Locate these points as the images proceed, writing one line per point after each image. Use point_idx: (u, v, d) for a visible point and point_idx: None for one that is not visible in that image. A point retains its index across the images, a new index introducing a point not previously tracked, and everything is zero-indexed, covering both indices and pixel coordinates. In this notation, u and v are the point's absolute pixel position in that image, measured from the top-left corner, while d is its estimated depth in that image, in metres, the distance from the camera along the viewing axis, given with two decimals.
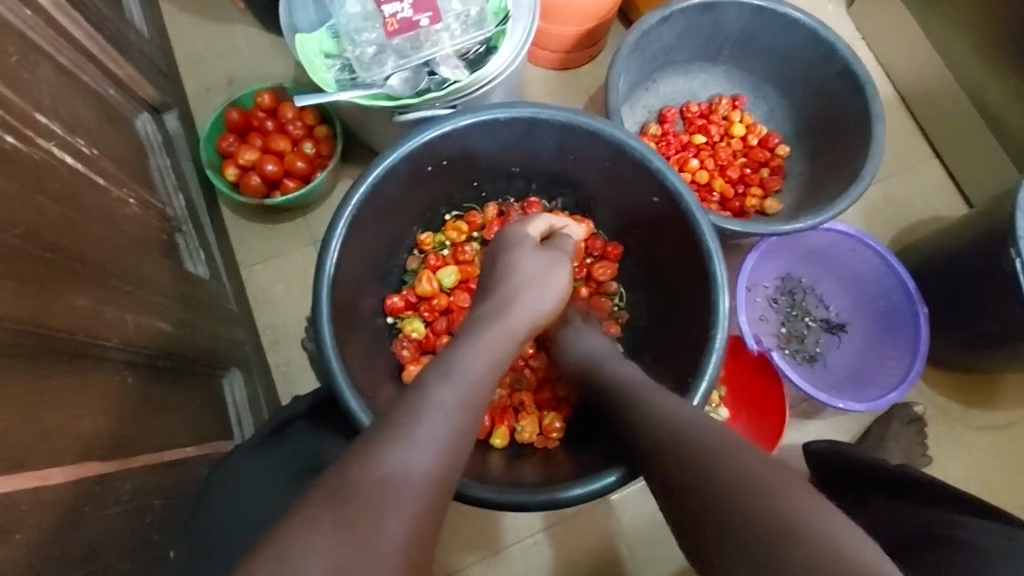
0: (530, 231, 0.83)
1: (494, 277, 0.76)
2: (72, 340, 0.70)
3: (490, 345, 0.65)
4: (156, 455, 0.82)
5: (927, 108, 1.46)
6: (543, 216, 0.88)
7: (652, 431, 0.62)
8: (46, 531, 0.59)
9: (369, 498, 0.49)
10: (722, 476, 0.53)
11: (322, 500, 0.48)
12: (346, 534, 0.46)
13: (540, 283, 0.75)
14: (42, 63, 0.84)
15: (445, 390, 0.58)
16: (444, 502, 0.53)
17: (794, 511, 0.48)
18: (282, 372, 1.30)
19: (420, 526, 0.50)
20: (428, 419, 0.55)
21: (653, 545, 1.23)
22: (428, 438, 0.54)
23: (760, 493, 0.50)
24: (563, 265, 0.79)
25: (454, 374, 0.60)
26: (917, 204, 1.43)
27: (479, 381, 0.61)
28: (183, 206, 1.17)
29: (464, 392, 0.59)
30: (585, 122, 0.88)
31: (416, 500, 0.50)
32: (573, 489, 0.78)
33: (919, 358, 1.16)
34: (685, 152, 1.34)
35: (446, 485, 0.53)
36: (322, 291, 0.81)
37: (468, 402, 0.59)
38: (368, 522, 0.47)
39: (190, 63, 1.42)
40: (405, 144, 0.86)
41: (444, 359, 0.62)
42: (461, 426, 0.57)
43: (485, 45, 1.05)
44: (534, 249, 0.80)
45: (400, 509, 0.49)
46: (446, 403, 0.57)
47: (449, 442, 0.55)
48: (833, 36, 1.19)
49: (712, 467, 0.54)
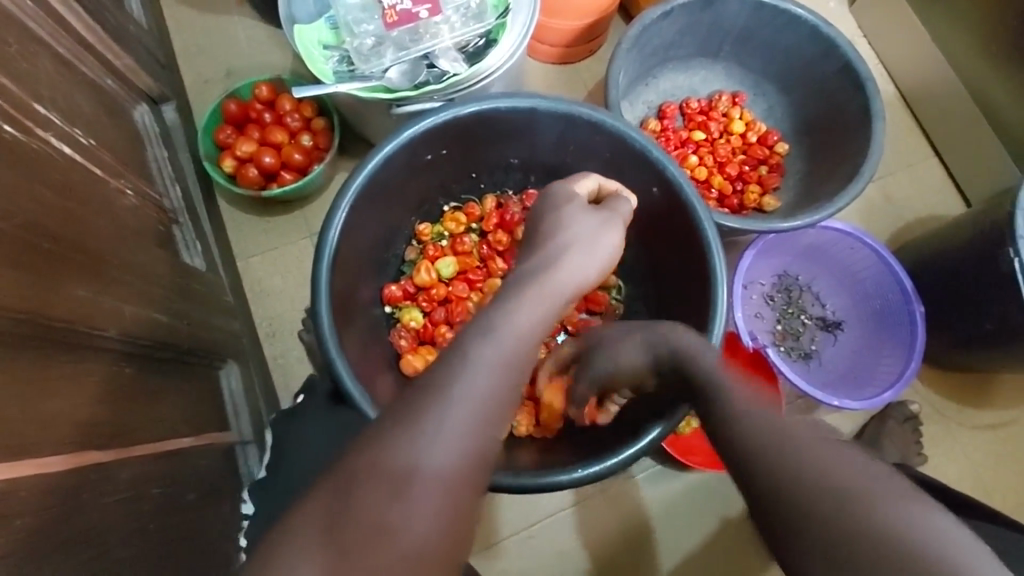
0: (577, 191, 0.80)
1: (538, 238, 0.73)
2: (72, 330, 0.70)
3: (529, 306, 0.62)
4: (153, 445, 0.82)
5: (927, 105, 1.45)
6: (594, 175, 0.84)
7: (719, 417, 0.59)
8: (47, 519, 0.60)
9: (401, 467, 0.49)
10: (803, 468, 0.49)
11: (354, 468, 0.50)
12: (378, 502, 0.48)
13: (580, 246, 0.71)
14: (41, 53, 0.84)
15: (481, 351, 0.56)
16: (482, 472, 0.52)
17: (891, 518, 0.45)
18: (278, 365, 1.31)
19: (454, 496, 0.50)
20: (463, 380, 0.54)
21: (647, 540, 1.23)
22: (464, 401, 0.53)
23: (844, 493, 0.47)
24: (616, 234, 0.75)
25: (493, 338, 0.57)
26: (916, 202, 1.43)
27: (519, 339, 0.59)
28: (180, 197, 1.17)
29: (503, 356, 0.57)
30: (585, 114, 0.88)
31: (450, 470, 0.50)
32: (572, 472, 0.80)
33: (915, 357, 1.16)
34: (684, 148, 1.34)
35: (484, 455, 0.52)
36: (319, 280, 0.80)
37: (507, 367, 0.56)
38: (399, 491, 0.48)
39: (188, 55, 1.42)
40: (404, 133, 0.86)
41: (483, 319, 0.60)
42: (500, 392, 0.55)
43: (484, 38, 1.05)
44: (581, 209, 0.76)
45: (434, 481, 0.49)
46: (482, 363, 0.55)
47: (488, 405, 0.54)
48: (834, 32, 1.19)
49: (795, 463, 0.50)
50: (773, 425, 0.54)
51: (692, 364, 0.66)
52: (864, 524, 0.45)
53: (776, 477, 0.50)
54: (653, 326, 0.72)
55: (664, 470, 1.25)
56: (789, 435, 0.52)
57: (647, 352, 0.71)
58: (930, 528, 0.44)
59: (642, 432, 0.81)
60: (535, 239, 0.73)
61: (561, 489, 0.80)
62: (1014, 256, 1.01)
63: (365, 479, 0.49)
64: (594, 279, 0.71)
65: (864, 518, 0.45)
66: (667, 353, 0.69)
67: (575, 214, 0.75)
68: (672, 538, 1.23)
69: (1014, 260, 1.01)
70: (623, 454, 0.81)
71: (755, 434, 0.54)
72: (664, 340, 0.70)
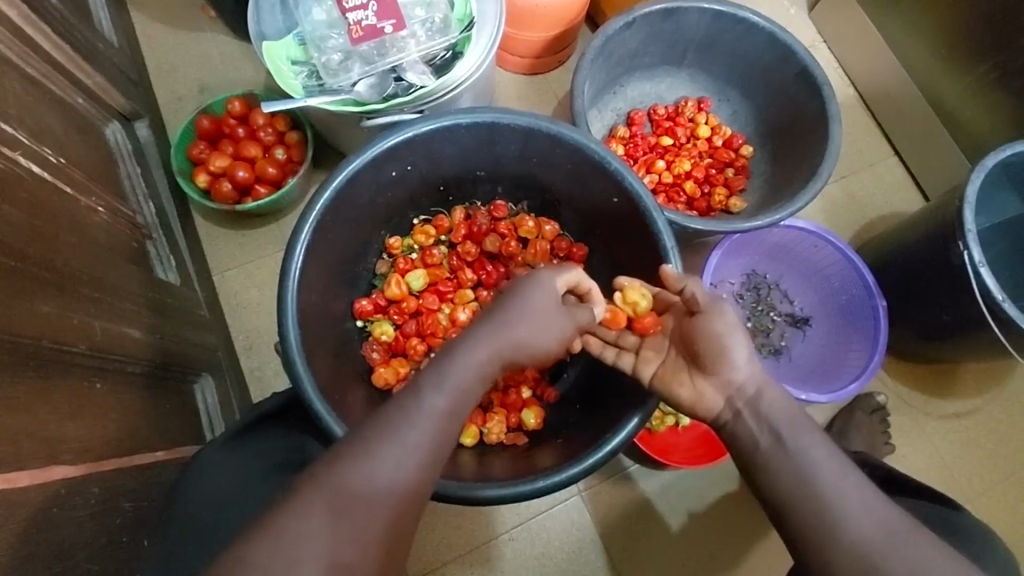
0: (559, 281, 0.75)
1: (501, 304, 0.71)
2: (38, 346, 0.71)
3: (483, 360, 0.66)
4: (124, 459, 0.83)
5: (885, 106, 1.51)
6: (577, 270, 0.79)
7: (754, 454, 0.68)
8: (14, 534, 0.60)
9: (356, 490, 0.57)
10: (803, 483, 0.63)
11: (321, 487, 0.56)
12: (334, 524, 0.55)
13: (545, 312, 0.72)
14: (8, 73, 0.85)
15: (435, 396, 0.63)
16: (423, 497, 0.61)
17: (863, 524, 0.60)
18: (255, 377, 1.31)
19: (399, 519, 0.58)
20: (417, 421, 0.61)
21: (626, 538, 1.24)
22: (416, 440, 0.61)
23: (828, 506, 0.61)
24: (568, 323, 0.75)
25: (446, 382, 0.64)
26: (878, 199, 1.47)
27: (468, 390, 0.65)
28: (154, 213, 1.18)
29: (450, 398, 0.64)
30: (545, 127, 0.91)
31: (394, 496, 0.58)
32: (534, 482, 0.80)
33: (879, 348, 1.19)
34: (652, 153, 1.38)
35: (427, 480, 0.61)
36: (287, 294, 0.82)
37: (452, 408, 0.64)
38: (350, 517, 0.56)
39: (161, 73, 1.43)
40: (369, 150, 0.88)
41: (433, 362, 0.66)
42: (444, 431, 0.63)
43: (450, 51, 1.08)
44: (551, 298, 0.73)
45: (383, 501, 0.58)
46: (434, 409, 0.62)
47: (433, 444, 0.61)
48: (789, 39, 1.23)
49: (797, 476, 0.64)
50: (824, 480, 0.63)
51: (771, 399, 0.70)
52: (838, 523, 0.60)
53: (828, 541, 0.60)
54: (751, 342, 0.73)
55: (641, 469, 1.27)
56: (801, 458, 0.65)
57: (738, 367, 0.71)
58: (893, 536, 0.59)
59: (621, 432, 0.82)
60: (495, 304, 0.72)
61: (572, 485, 0.81)
62: (963, 249, 1.05)
63: (321, 498, 0.56)
64: (552, 355, 0.74)
65: (845, 524, 0.60)
66: (752, 379, 0.71)
67: (552, 280, 0.75)
68: (649, 534, 1.25)
69: (964, 253, 1.05)
70: (587, 463, 0.81)
71: (767, 448, 0.67)
72: (755, 365, 0.72)
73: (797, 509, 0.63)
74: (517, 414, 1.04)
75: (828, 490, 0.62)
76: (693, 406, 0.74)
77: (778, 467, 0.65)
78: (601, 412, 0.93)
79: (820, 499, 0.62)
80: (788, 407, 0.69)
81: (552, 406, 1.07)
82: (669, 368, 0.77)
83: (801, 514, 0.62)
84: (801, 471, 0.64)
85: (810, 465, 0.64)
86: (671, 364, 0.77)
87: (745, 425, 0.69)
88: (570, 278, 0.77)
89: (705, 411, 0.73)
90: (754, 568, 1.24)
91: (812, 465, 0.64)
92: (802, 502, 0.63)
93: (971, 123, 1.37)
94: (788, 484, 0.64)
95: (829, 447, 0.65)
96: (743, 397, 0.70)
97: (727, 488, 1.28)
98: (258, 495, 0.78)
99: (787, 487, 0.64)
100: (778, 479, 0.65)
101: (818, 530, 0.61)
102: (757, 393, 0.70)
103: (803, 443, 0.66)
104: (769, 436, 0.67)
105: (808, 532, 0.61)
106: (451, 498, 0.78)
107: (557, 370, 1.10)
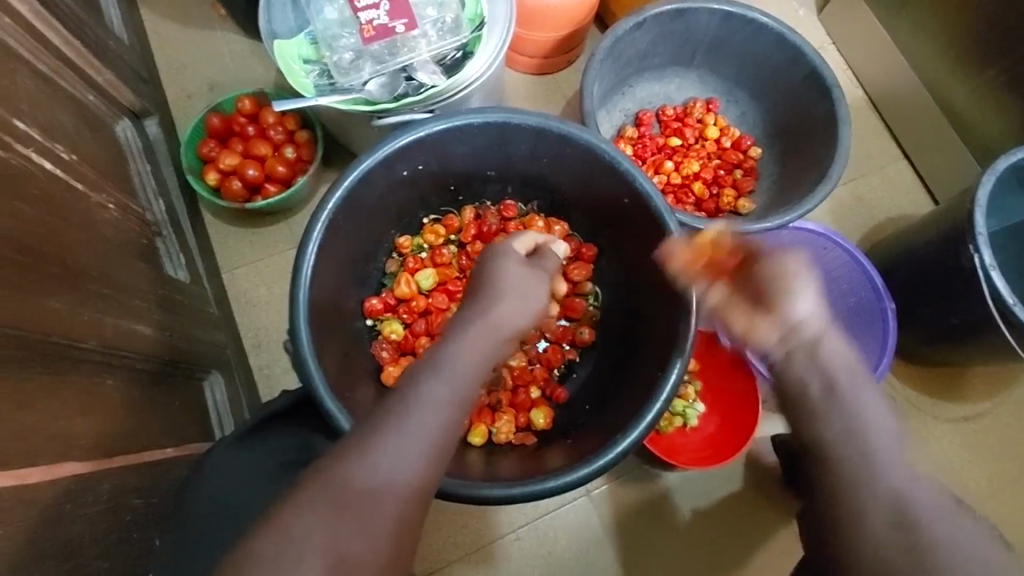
0: (516, 246, 0.82)
1: (477, 280, 0.76)
2: (49, 342, 0.71)
3: (476, 343, 0.68)
4: (134, 456, 0.83)
5: (894, 108, 1.51)
6: (529, 233, 0.87)
7: (805, 395, 0.66)
8: (25, 529, 0.60)
9: (359, 485, 0.57)
10: (850, 439, 0.62)
11: (326, 483, 0.57)
12: (338, 519, 0.55)
13: (520, 292, 0.74)
14: (20, 69, 0.85)
15: (435, 386, 0.64)
16: (429, 489, 0.61)
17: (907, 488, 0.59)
18: (263, 375, 1.31)
19: (406, 513, 0.58)
20: (417, 413, 0.61)
21: (633, 538, 1.24)
22: (417, 431, 0.61)
23: (872, 465, 0.61)
24: (544, 279, 0.80)
25: (445, 373, 0.65)
26: (887, 202, 1.47)
27: (467, 379, 0.66)
28: (163, 211, 1.18)
29: (451, 389, 0.64)
30: (556, 127, 0.91)
31: (403, 491, 0.58)
32: (546, 482, 0.80)
33: (888, 351, 1.21)
34: (660, 154, 1.38)
35: (433, 472, 0.61)
36: (299, 293, 0.82)
37: (456, 400, 0.64)
38: (358, 513, 0.56)
39: (171, 70, 1.43)
40: (380, 149, 0.88)
41: (433, 355, 0.67)
42: (447, 422, 0.63)
43: (461, 51, 1.08)
44: (518, 261, 0.79)
45: (389, 493, 0.57)
46: (435, 398, 0.63)
47: (437, 435, 0.61)
48: (799, 40, 1.23)
49: (846, 430, 0.63)
50: (871, 437, 0.62)
51: (832, 345, 0.66)
52: (881, 483, 0.60)
53: (866, 498, 0.60)
54: (820, 292, 0.68)
55: (648, 470, 1.27)
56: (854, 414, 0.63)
57: (802, 311, 0.66)
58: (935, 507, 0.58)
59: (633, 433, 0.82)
60: (475, 283, 0.77)
61: (584, 486, 0.81)
62: (974, 253, 1.05)
63: (325, 495, 0.56)
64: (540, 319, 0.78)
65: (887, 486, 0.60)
66: (814, 325, 0.66)
67: (510, 247, 0.81)
68: (656, 534, 1.25)
69: (975, 257, 1.06)
70: (598, 462, 0.81)
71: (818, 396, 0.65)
72: (821, 313, 0.67)
73: (839, 462, 0.62)
74: (525, 414, 1.04)
75: (875, 447, 0.62)
76: (744, 339, 0.70)
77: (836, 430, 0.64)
78: (611, 411, 0.93)
79: (873, 473, 0.61)
80: (845, 357, 0.66)
81: (561, 407, 1.07)
82: (732, 298, 0.72)
83: (847, 485, 0.61)
84: (855, 434, 0.62)
85: (868, 428, 0.62)
86: (729, 299, 0.73)
87: (799, 369, 0.66)
88: (525, 242, 0.84)
89: (757, 343, 0.69)
90: (762, 569, 1.24)
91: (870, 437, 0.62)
92: (847, 455, 0.62)
93: (982, 125, 1.37)
94: (835, 435, 0.63)
95: (880, 407, 0.64)
96: (802, 337, 0.66)
97: (735, 489, 1.28)
98: (268, 493, 0.79)
99: (841, 455, 0.62)
100: (829, 439, 0.63)
101: (860, 488, 0.60)
102: (818, 338, 0.66)
103: (854, 396, 0.64)
104: (822, 381, 0.65)
105: (846, 488, 0.61)
106: (460, 497, 0.79)
107: (565, 370, 1.10)
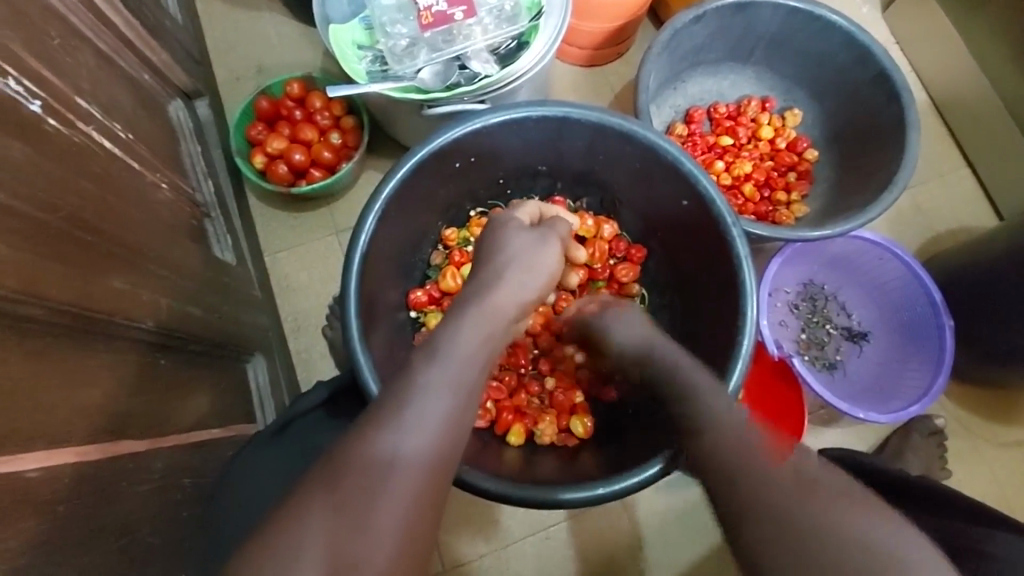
0: (519, 215, 0.83)
1: (483, 253, 0.77)
2: (110, 322, 0.72)
3: (478, 326, 0.67)
4: (184, 435, 0.85)
5: (962, 114, 1.43)
6: (534, 202, 0.88)
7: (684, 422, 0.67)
8: (88, 503, 0.61)
9: (359, 480, 0.53)
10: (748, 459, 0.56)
11: (327, 481, 0.53)
12: (341, 517, 0.51)
13: (528, 261, 0.75)
14: (84, 48, 0.86)
15: (432, 370, 0.61)
16: (443, 480, 0.57)
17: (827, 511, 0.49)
18: (302, 360, 1.33)
19: (417, 506, 0.54)
20: (418, 400, 0.59)
21: (666, 544, 1.23)
22: (419, 420, 0.57)
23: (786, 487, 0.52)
24: (552, 242, 0.80)
25: (445, 357, 0.62)
26: (946, 213, 1.40)
27: (470, 359, 0.64)
28: (211, 191, 1.18)
29: (453, 372, 0.61)
30: (617, 124, 0.88)
31: (415, 474, 0.55)
32: (595, 488, 0.77)
33: (944, 370, 1.15)
34: (711, 153, 1.33)
35: (445, 461, 0.57)
36: (350, 283, 0.82)
37: (464, 374, 0.62)
38: (366, 502, 0.52)
39: (220, 52, 1.44)
40: (435, 140, 0.86)
41: (428, 342, 0.65)
42: (456, 405, 0.60)
43: (516, 41, 1.05)
44: (520, 228, 0.80)
45: (398, 486, 0.54)
46: (434, 382, 0.60)
47: (443, 421, 0.58)
48: (868, 38, 1.17)
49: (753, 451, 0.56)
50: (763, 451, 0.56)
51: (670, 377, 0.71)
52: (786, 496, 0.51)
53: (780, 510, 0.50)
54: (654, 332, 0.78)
55: (677, 479, 1.25)
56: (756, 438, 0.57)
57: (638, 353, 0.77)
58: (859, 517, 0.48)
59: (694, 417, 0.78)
60: (479, 256, 0.77)
61: (631, 494, 0.78)
62: None
63: (324, 491, 0.52)
64: (543, 299, 0.78)
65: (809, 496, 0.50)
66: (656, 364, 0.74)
67: (510, 215, 0.82)
68: (688, 542, 1.23)
69: None
70: (667, 459, 0.77)
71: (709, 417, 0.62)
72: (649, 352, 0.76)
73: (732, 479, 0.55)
74: (566, 417, 1.03)
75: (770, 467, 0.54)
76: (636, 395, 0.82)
77: (738, 472, 0.55)
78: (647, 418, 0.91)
79: (817, 503, 0.50)
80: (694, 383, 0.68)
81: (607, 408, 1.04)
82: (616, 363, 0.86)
83: (811, 535, 0.48)
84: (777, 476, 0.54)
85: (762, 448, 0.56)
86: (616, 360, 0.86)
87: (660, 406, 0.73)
88: (530, 210, 0.85)
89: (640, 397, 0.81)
90: None
91: (791, 475, 0.53)
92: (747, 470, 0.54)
93: None
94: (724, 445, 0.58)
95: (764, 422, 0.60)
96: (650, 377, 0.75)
97: None
98: None
99: (768, 503, 0.51)
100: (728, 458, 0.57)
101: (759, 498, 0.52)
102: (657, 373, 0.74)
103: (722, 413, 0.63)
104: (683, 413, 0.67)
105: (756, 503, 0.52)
106: (508, 499, 0.78)
107: None
